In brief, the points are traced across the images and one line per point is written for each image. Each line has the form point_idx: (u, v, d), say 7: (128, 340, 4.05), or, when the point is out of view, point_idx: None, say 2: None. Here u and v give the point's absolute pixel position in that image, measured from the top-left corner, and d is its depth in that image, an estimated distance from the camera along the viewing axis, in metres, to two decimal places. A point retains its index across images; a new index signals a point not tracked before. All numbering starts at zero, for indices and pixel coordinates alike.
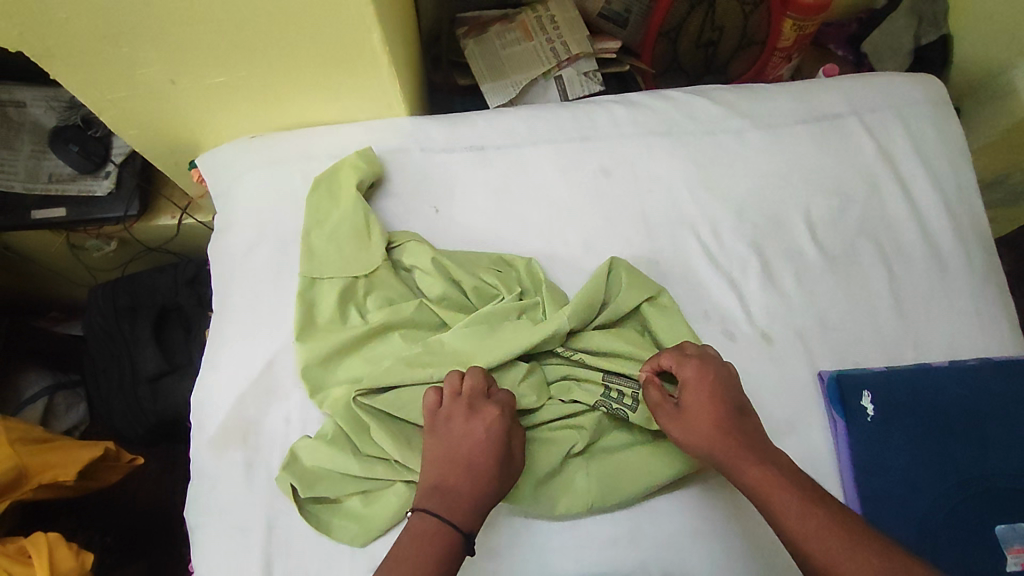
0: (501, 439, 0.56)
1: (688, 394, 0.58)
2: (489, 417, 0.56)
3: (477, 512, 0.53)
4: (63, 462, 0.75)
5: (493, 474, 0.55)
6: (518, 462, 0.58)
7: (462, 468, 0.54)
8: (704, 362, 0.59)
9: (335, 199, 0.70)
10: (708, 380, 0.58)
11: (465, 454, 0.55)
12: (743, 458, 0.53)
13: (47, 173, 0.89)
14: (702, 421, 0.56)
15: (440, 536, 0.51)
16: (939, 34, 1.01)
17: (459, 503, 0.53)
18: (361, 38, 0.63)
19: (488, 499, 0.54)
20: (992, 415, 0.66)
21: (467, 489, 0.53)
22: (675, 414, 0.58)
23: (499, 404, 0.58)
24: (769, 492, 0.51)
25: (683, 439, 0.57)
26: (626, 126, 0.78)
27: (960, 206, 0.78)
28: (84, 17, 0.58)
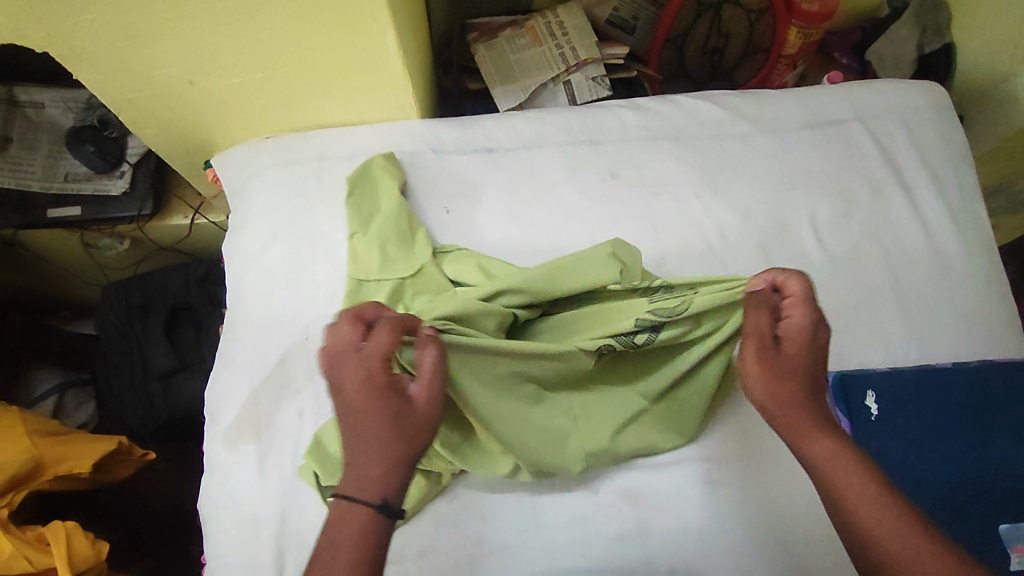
0: (386, 390, 0.46)
1: (790, 340, 0.51)
2: (358, 376, 0.47)
3: (388, 477, 0.45)
4: (79, 454, 0.76)
5: (391, 431, 0.46)
6: (424, 408, 0.47)
7: (356, 437, 0.46)
8: (817, 312, 0.52)
9: (375, 199, 0.72)
10: (814, 333, 0.51)
11: (353, 420, 0.46)
12: (815, 427, 0.49)
13: (64, 172, 0.91)
14: (790, 371, 0.51)
15: (352, 518, 0.44)
16: (942, 43, 1.02)
17: (363, 476, 0.45)
18: (376, 41, 0.65)
19: (399, 458, 0.46)
20: (994, 415, 0.66)
21: (367, 458, 0.45)
22: (766, 350, 0.51)
23: (368, 355, 0.47)
24: (839, 471, 0.47)
25: (761, 378, 0.51)
26: (634, 130, 0.79)
27: (964, 210, 0.79)
28: (108, 18, 0.59)
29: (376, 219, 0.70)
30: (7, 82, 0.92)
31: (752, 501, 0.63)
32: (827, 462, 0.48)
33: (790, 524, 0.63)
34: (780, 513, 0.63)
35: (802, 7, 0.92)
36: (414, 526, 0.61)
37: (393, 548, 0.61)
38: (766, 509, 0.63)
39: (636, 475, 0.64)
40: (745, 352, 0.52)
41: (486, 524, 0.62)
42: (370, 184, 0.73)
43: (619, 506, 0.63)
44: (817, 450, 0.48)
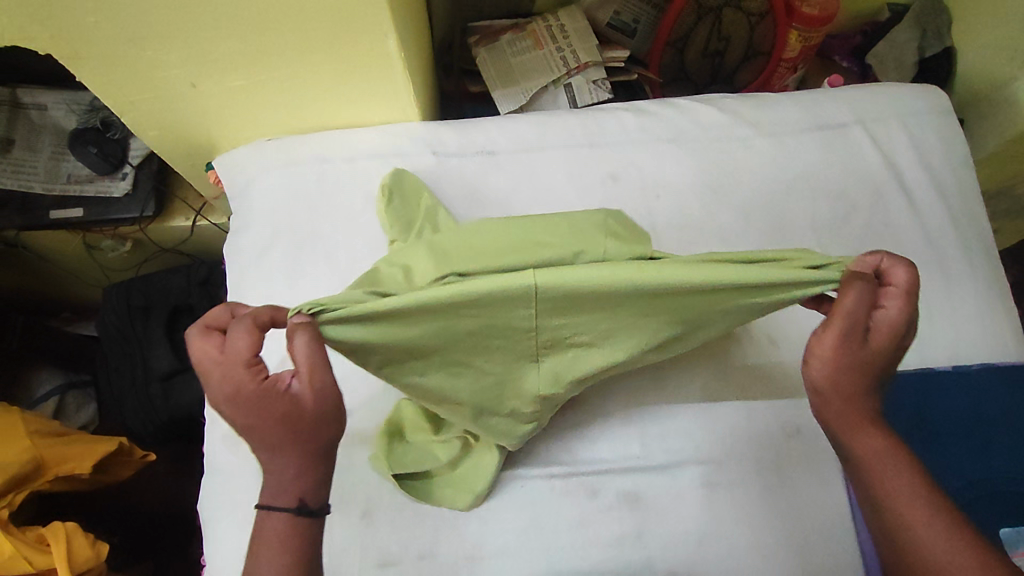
0: (262, 395, 0.44)
1: (878, 331, 0.49)
2: (234, 391, 0.44)
3: (298, 477, 0.45)
4: (79, 455, 0.76)
5: (280, 435, 0.44)
6: (310, 402, 0.45)
7: (253, 445, 0.45)
8: (911, 310, 0.49)
9: (420, 200, 0.72)
10: (902, 331, 0.49)
11: (242, 429, 0.45)
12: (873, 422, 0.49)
13: (66, 173, 0.91)
14: (866, 361, 0.49)
15: (274, 523, 0.45)
16: (943, 47, 1.03)
17: (273, 483, 0.45)
18: (378, 43, 0.65)
19: (303, 457, 0.45)
20: (999, 422, 0.67)
21: (271, 464, 0.45)
22: (855, 337, 0.48)
23: (237, 369, 0.44)
24: (891, 468, 0.48)
25: (837, 367, 0.48)
26: (635, 133, 0.79)
27: (965, 214, 0.80)
28: (111, 22, 0.59)
29: (420, 221, 0.69)
30: (10, 84, 0.93)
31: (751, 505, 0.63)
32: (878, 456, 0.49)
33: (789, 528, 0.63)
34: (779, 516, 0.63)
35: (803, 10, 0.92)
36: (413, 528, 0.61)
37: (394, 549, 0.61)
38: (767, 513, 0.63)
39: (637, 478, 0.64)
40: (829, 330, 0.48)
41: (485, 527, 0.62)
42: (407, 189, 0.72)
43: (619, 509, 0.63)
44: (869, 444, 0.49)
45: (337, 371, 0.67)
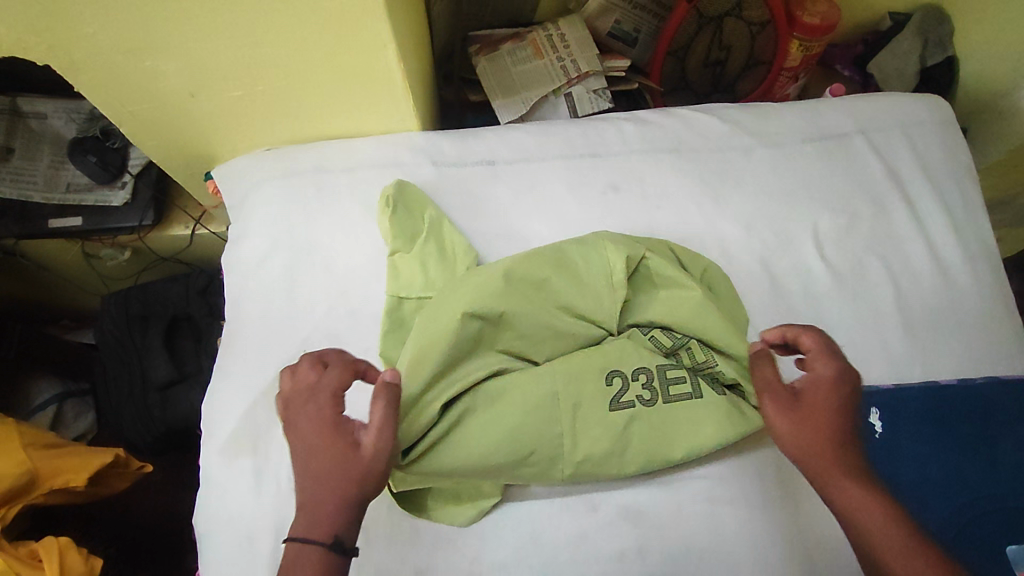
0: (332, 427, 0.48)
1: (815, 393, 0.52)
2: (313, 415, 0.49)
3: (336, 515, 0.46)
4: (74, 467, 0.76)
5: (332, 470, 0.46)
6: (368, 445, 0.47)
7: (305, 476, 0.47)
8: (844, 370, 0.53)
9: (420, 214, 0.72)
10: (841, 385, 0.52)
11: (301, 456, 0.48)
12: (848, 475, 0.49)
13: (65, 183, 0.91)
14: (818, 422, 0.51)
15: (302, 562, 0.45)
16: (945, 56, 1.01)
17: (311, 517, 0.46)
18: (377, 54, 0.65)
19: (346, 499, 0.46)
20: (999, 433, 0.65)
21: (312, 499, 0.46)
22: (792, 402, 0.52)
23: (326, 393, 0.49)
24: (873, 520, 0.47)
25: (789, 429, 0.51)
26: (635, 143, 0.79)
27: (967, 224, 0.79)
28: (110, 32, 0.59)
29: (425, 234, 0.70)
30: (11, 92, 0.92)
31: (755, 522, 0.62)
32: (859, 507, 0.48)
33: (791, 544, 0.62)
34: (782, 533, 0.62)
35: (804, 20, 0.92)
36: (409, 543, 0.61)
37: (391, 566, 0.60)
38: (769, 530, 0.62)
39: (636, 493, 0.63)
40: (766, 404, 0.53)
41: (483, 542, 0.61)
42: (410, 200, 0.72)
43: (619, 525, 0.62)
44: (845, 497, 0.48)
45: None
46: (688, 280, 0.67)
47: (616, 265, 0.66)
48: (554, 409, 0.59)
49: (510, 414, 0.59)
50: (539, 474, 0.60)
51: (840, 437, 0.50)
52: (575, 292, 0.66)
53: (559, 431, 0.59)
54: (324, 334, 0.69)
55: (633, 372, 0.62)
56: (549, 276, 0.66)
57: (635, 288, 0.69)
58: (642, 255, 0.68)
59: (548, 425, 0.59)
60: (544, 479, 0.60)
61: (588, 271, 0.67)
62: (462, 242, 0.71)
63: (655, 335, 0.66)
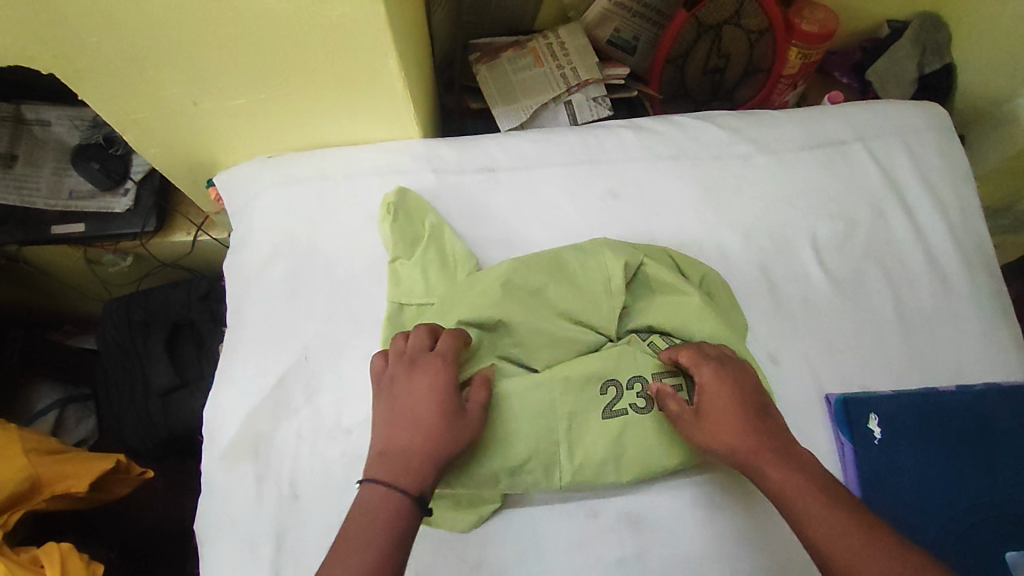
0: (447, 390, 0.57)
1: (706, 396, 0.58)
2: (426, 374, 0.57)
3: (427, 467, 0.53)
4: (76, 473, 0.76)
5: (439, 424, 0.55)
6: (470, 411, 0.57)
7: (410, 426, 0.55)
8: (720, 367, 0.59)
9: (421, 220, 0.72)
10: (725, 381, 0.59)
11: (411, 408, 0.56)
12: (763, 460, 0.54)
13: (68, 189, 0.91)
14: (719, 424, 0.57)
15: (391, 502, 0.51)
16: (942, 63, 1.03)
17: (409, 462, 0.53)
18: (379, 62, 0.66)
19: (442, 455, 0.54)
20: (998, 439, 0.66)
21: (414, 447, 0.54)
22: (692, 414, 0.59)
23: (441, 357, 0.58)
24: (792, 494, 0.52)
25: (700, 440, 0.58)
26: (634, 150, 0.79)
27: (965, 231, 0.79)
28: (115, 42, 0.60)
29: (425, 241, 0.71)
30: (14, 100, 0.93)
31: (754, 528, 0.62)
32: (780, 489, 0.53)
33: (790, 549, 0.62)
34: (782, 539, 0.62)
35: (803, 28, 0.93)
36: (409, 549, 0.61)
37: None
38: (768, 537, 0.62)
39: (636, 499, 0.63)
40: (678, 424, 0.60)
41: (483, 547, 0.61)
42: (411, 207, 0.72)
43: (620, 530, 0.62)
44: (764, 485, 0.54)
45: (338, 392, 0.67)
46: (685, 286, 0.67)
47: (614, 272, 0.67)
48: (550, 416, 0.61)
49: (506, 420, 0.60)
50: (536, 480, 0.60)
51: (745, 427, 0.56)
52: (574, 297, 0.66)
53: (556, 437, 0.61)
54: (325, 340, 0.69)
55: (629, 382, 0.63)
56: (549, 282, 0.67)
57: (634, 296, 0.70)
58: (640, 261, 0.69)
59: (543, 433, 0.60)
60: (542, 484, 0.60)
61: (586, 278, 0.67)
62: (462, 249, 0.71)
63: (653, 339, 0.66)
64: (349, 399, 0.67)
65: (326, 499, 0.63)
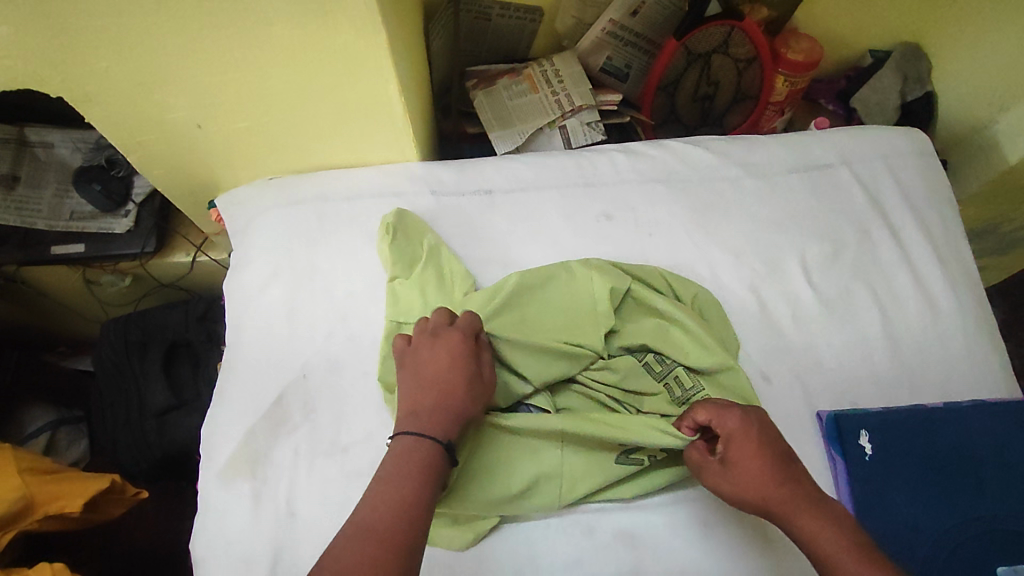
0: (466, 356, 0.59)
1: (734, 446, 0.55)
2: (450, 343, 0.60)
3: (453, 423, 0.56)
4: (72, 493, 0.76)
5: (462, 384, 0.58)
6: (487, 377, 0.60)
7: (434, 387, 0.57)
8: (746, 413, 0.56)
9: (418, 242, 0.74)
10: (755, 431, 0.55)
11: (435, 371, 0.58)
12: (799, 509, 0.51)
13: (69, 211, 0.92)
14: (749, 474, 0.53)
15: (421, 453, 0.53)
16: (924, 91, 1.07)
17: (436, 418, 0.55)
18: (380, 88, 0.68)
19: (466, 413, 0.57)
20: (988, 456, 0.66)
21: (439, 405, 0.56)
22: (718, 468, 0.55)
23: (462, 329, 0.61)
24: (829, 547, 0.48)
25: (731, 493, 0.54)
26: (628, 174, 0.82)
27: (949, 252, 0.81)
28: (122, 67, 0.62)
29: (423, 261, 0.72)
30: (18, 123, 0.94)
31: (750, 545, 0.63)
32: (816, 538, 0.49)
33: (786, 566, 0.62)
34: (781, 561, 0.62)
35: (789, 58, 0.97)
36: None
37: None
38: (765, 556, 0.62)
39: (632, 516, 0.64)
40: (709, 478, 0.56)
41: (481, 566, 0.61)
42: (410, 228, 0.74)
43: (616, 548, 0.62)
44: (804, 536, 0.50)
45: (338, 410, 0.68)
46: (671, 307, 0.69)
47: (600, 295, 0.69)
48: (550, 452, 0.63)
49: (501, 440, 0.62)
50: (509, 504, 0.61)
51: (781, 478, 0.52)
52: (565, 316, 0.68)
53: (556, 470, 0.62)
54: (324, 359, 0.70)
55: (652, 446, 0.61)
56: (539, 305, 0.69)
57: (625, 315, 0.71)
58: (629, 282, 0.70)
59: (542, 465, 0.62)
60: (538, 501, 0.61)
61: (574, 301, 0.69)
62: (461, 269, 0.72)
63: (648, 359, 0.69)
64: (347, 418, 0.68)
65: (324, 516, 0.63)
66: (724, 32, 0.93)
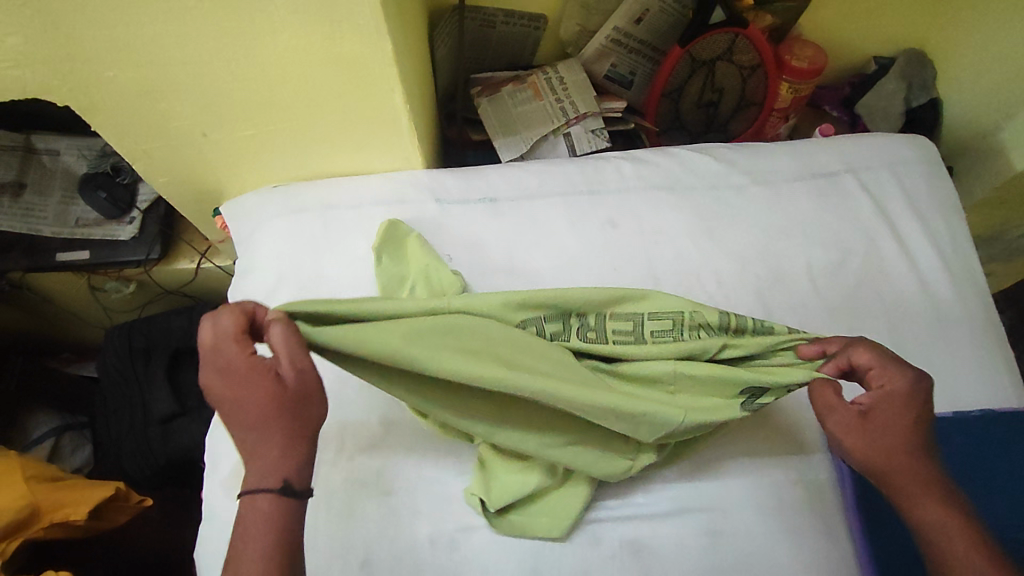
0: (258, 376, 0.46)
1: (882, 405, 0.53)
2: (234, 368, 0.46)
3: (280, 461, 0.45)
4: (74, 501, 0.76)
5: (270, 411, 0.45)
6: (298, 377, 0.47)
7: (246, 429, 0.45)
8: (911, 377, 0.54)
9: (406, 258, 0.73)
10: (911, 398, 0.53)
11: (230, 411, 0.46)
12: (928, 489, 0.52)
13: (74, 217, 0.92)
14: (893, 443, 0.53)
15: (255, 506, 0.44)
16: (929, 97, 1.07)
17: (262, 466, 0.45)
18: (386, 96, 0.68)
19: (297, 437, 0.46)
20: (994, 465, 0.66)
21: (258, 449, 0.45)
22: (854, 418, 0.54)
23: (235, 342, 0.46)
24: (949, 534, 0.50)
25: (857, 443, 0.53)
26: (633, 181, 0.82)
27: (956, 260, 0.81)
28: (130, 76, 0.62)
29: (411, 280, 0.71)
30: (23, 131, 0.95)
31: (757, 554, 0.62)
32: (941, 525, 0.50)
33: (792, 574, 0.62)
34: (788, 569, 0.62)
35: (794, 65, 0.97)
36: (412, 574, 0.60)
37: None
38: (773, 565, 0.62)
39: (640, 525, 0.63)
40: (835, 421, 0.54)
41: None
42: (404, 240, 0.74)
43: (622, 557, 0.62)
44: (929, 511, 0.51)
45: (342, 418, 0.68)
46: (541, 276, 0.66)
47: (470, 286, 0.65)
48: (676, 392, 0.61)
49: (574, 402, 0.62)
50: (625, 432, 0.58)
51: (920, 455, 0.52)
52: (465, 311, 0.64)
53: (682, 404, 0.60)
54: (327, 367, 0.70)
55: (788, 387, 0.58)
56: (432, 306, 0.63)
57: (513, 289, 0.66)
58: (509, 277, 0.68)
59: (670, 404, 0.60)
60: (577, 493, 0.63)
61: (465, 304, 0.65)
62: (449, 276, 0.70)
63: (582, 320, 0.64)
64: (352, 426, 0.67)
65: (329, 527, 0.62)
66: (728, 39, 0.93)
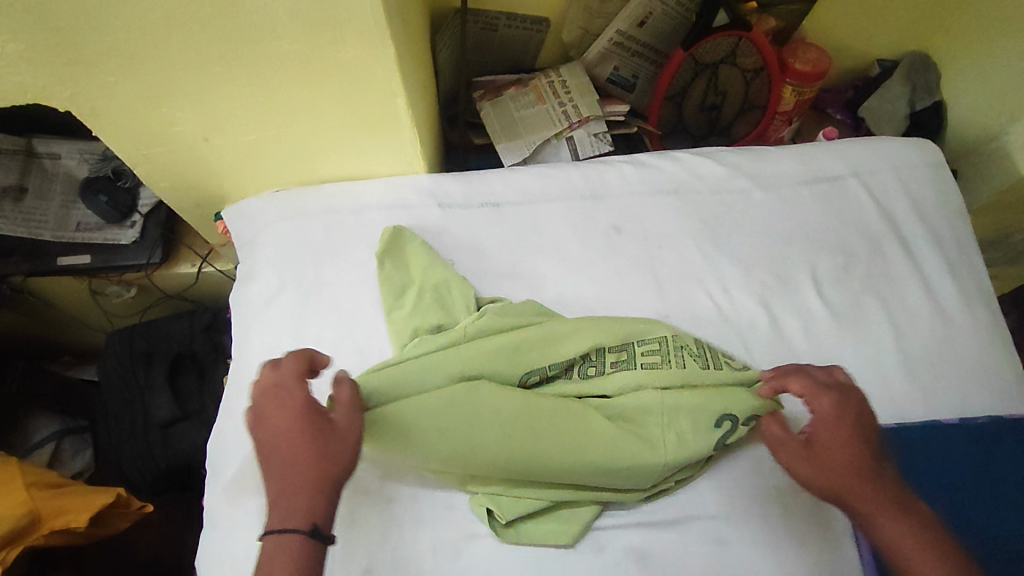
0: (308, 415, 0.51)
1: (823, 429, 0.53)
2: (288, 407, 0.52)
3: (312, 502, 0.48)
4: (74, 508, 0.75)
5: (313, 451, 0.50)
6: (343, 421, 0.52)
7: (286, 466, 0.49)
8: (842, 398, 0.55)
9: (408, 265, 0.73)
10: (849, 419, 0.54)
11: (276, 448, 0.50)
12: (888, 510, 0.50)
13: (76, 222, 0.92)
14: (842, 466, 0.52)
15: (281, 546, 0.47)
16: (933, 100, 1.07)
17: (293, 504, 0.48)
18: (388, 101, 0.68)
19: (330, 479, 0.49)
20: (1004, 474, 0.63)
21: (292, 487, 0.49)
22: (804, 450, 0.53)
23: (295, 382, 0.53)
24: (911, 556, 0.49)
25: (813, 477, 0.52)
26: (636, 185, 0.81)
27: (962, 265, 0.81)
28: (131, 81, 0.62)
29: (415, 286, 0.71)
30: (24, 135, 0.94)
31: (762, 562, 0.62)
32: (903, 547, 0.50)
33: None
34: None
35: (797, 68, 0.97)
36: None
37: None
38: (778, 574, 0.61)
39: (643, 532, 0.63)
40: (787, 455, 0.53)
41: None
42: (406, 244, 0.74)
43: (626, 565, 0.61)
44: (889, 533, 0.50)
45: None
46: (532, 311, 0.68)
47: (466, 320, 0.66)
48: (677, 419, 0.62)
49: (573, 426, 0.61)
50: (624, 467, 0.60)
51: (874, 476, 0.51)
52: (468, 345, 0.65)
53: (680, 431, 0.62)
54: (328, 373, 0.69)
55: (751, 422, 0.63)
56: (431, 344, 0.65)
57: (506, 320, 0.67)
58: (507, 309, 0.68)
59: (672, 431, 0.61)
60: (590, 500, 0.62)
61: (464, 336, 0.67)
62: (456, 277, 0.71)
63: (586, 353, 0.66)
64: None
65: None
66: (732, 43, 0.92)
